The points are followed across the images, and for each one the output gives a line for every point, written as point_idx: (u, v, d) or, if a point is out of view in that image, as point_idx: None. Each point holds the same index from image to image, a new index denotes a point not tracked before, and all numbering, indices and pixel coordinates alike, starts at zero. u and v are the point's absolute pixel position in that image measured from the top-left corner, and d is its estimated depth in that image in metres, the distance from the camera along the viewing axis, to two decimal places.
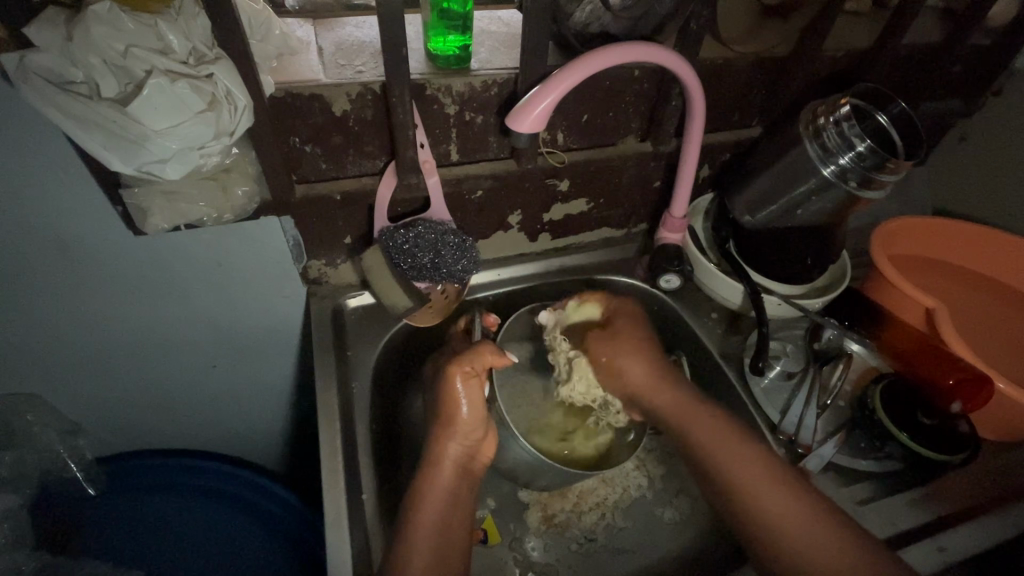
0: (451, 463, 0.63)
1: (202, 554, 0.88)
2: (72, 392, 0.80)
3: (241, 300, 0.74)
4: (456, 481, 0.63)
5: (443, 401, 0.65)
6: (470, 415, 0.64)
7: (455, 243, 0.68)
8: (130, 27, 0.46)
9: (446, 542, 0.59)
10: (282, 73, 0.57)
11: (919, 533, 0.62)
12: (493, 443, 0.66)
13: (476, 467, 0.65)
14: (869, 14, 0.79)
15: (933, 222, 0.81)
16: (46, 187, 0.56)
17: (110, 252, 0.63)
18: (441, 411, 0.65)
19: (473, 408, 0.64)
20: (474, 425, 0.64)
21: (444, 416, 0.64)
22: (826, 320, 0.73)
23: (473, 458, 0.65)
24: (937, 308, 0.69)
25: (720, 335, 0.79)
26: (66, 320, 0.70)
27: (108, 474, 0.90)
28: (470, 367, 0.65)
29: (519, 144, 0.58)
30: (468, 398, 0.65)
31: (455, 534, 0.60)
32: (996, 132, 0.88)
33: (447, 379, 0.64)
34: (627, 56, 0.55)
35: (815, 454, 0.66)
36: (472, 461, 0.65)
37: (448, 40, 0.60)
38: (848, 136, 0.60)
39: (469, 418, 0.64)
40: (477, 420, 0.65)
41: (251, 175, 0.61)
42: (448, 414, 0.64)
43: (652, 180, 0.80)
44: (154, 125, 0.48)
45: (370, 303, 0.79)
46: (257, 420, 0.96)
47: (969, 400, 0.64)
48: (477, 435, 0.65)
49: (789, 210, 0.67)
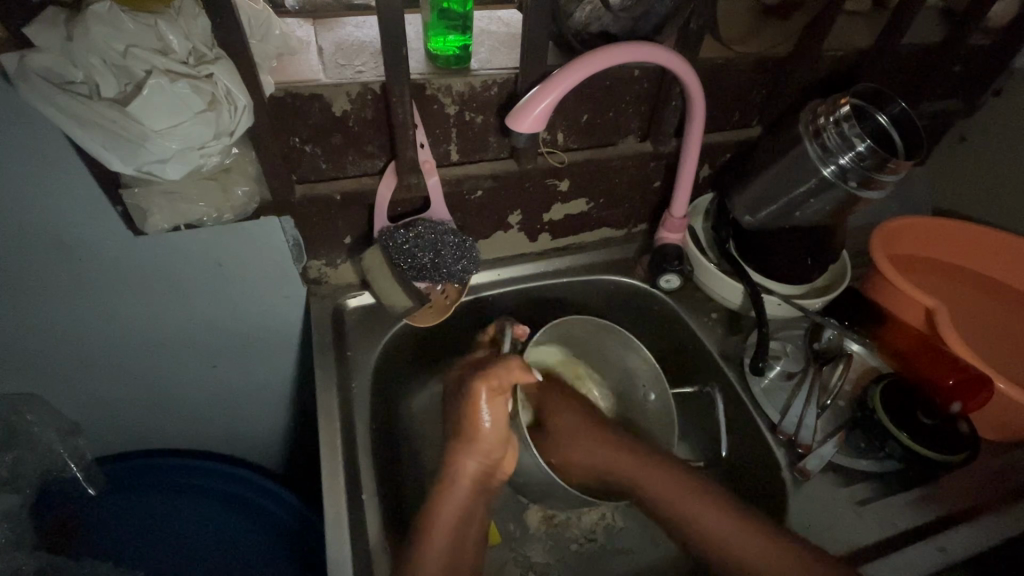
0: (469, 481, 0.63)
1: (203, 553, 0.89)
2: (73, 392, 0.80)
3: (241, 301, 0.74)
4: (473, 496, 0.63)
5: (467, 415, 0.64)
6: (493, 431, 0.63)
7: (455, 243, 0.68)
8: (130, 27, 0.46)
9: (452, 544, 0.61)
10: (281, 73, 0.57)
11: (918, 533, 0.62)
12: (515, 460, 0.65)
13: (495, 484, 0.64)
14: (869, 14, 0.79)
15: (933, 221, 0.82)
16: (45, 187, 0.56)
17: (109, 252, 0.63)
18: (462, 427, 0.64)
19: (494, 427, 0.63)
20: (499, 450, 0.63)
21: (463, 433, 0.63)
22: (826, 319, 0.73)
23: (493, 474, 0.64)
24: (937, 309, 0.69)
25: (720, 335, 0.79)
26: (65, 320, 0.70)
27: (108, 474, 0.89)
28: (497, 383, 0.63)
29: (519, 144, 0.57)
30: (492, 414, 0.63)
31: (461, 534, 0.61)
32: (996, 132, 0.88)
33: (471, 395, 0.63)
34: (627, 56, 0.55)
35: (814, 454, 0.66)
36: (490, 478, 0.64)
37: (449, 40, 0.60)
38: (848, 136, 0.60)
39: (491, 437, 0.63)
40: (499, 439, 0.63)
41: (251, 175, 0.62)
42: (470, 431, 0.63)
43: (652, 180, 0.80)
44: (153, 125, 0.48)
45: (370, 303, 0.79)
46: (258, 420, 0.96)
47: (968, 400, 0.64)
48: (497, 454, 0.63)
49: (790, 209, 0.67)
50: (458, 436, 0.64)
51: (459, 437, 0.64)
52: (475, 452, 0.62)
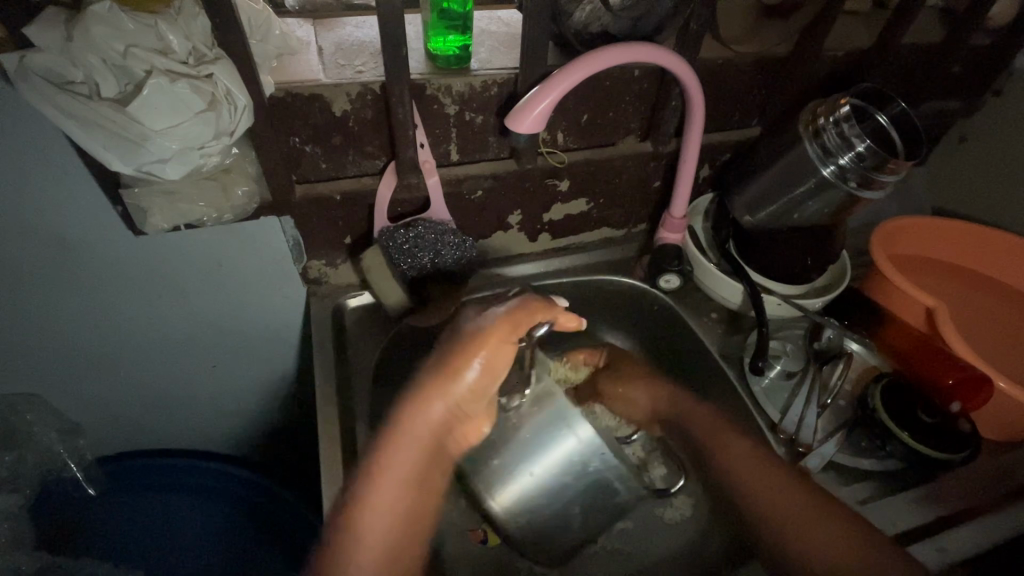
0: (421, 435, 0.57)
1: (201, 554, 0.89)
2: (73, 392, 0.80)
3: (242, 300, 0.74)
4: (422, 457, 0.57)
5: (456, 353, 0.56)
6: (475, 380, 0.55)
7: (455, 243, 0.69)
8: (130, 27, 0.46)
9: (403, 516, 0.56)
10: (282, 73, 0.57)
11: (917, 533, 0.62)
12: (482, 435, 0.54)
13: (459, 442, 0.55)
14: (868, 14, 0.79)
15: (933, 221, 0.82)
16: (43, 186, 0.56)
17: (109, 252, 0.63)
18: (443, 358, 0.57)
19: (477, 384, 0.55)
20: (475, 410, 0.54)
21: (443, 372, 0.56)
22: (826, 320, 0.73)
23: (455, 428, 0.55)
24: (938, 309, 0.70)
25: (720, 334, 0.79)
26: (65, 320, 0.70)
27: (107, 473, 0.89)
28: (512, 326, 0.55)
29: (518, 144, 0.57)
30: (484, 361, 0.55)
31: (419, 491, 0.57)
32: (996, 132, 0.88)
33: (479, 337, 0.55)
34: (627, 55, 0.55)
35: (815, 454, 0.66)
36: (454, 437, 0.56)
37: (449, 40, 0.60)
38: (847, 136, 0.60)
39: (469, 395, 0.54)
40: (482, 397, 0.54)
41: (251, 175, 0.62)
42: (454, 371, 0.55)
43: (652, 181, 0.80)
44: (153, 125, 0.48)
45: (370, 303, 0.78)
46: (258, 420, 0.96)
47: (968, 399, 0.64)
48: (472, 412, 0.54)
49: (790, 209, 0.67)
50: (430, 371, 0.57)
51: (432, 373, 0.57)
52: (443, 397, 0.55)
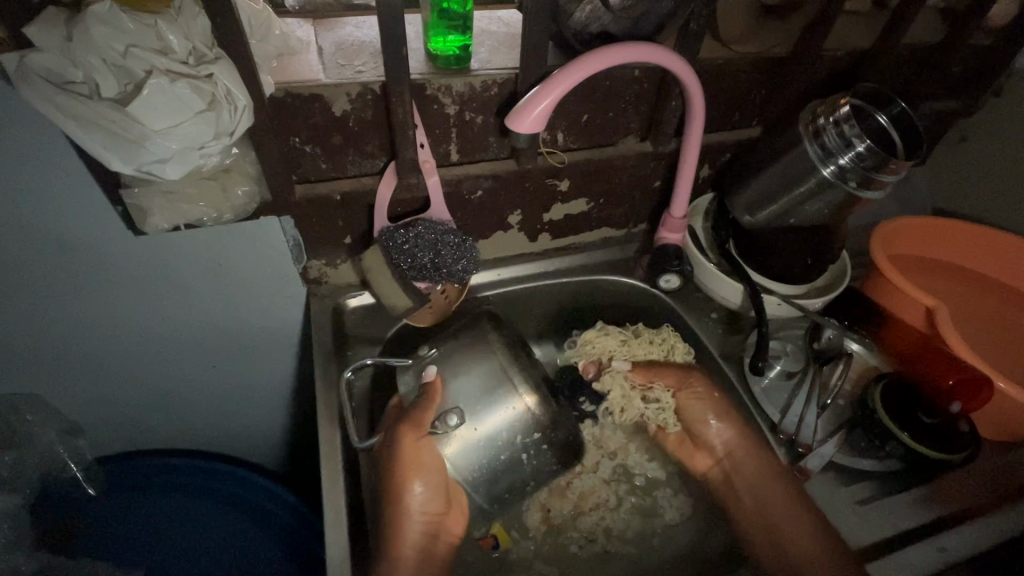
0: (411, 546, 0.61)
1: (205, 554, 0.89)
2: (71, 392, 0.80)
3: (240, 300, 0.74)
4: (425, 552, 0.62)
5: (396, 453, 0.62)
6: (425, 482, 0.61)
7: (455, 243, 0.68)
8: (130, 27, 0.46)
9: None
10: (282, 73, 0.58)
11: (918, 534, 0.62)
12: (458, 518, 0.64)
13: (438, 547, 0.63)
14: (869, 14, 0.79)
15: (932, 221, 0.82)
16: (44, 187, 0.56)
17: (108, 253, 0.63)
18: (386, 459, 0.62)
19: (430, 502, 0.62)
20: (438, 505, 0.62)
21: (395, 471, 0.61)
22: (826, 319, 0.72)
23: (438, 529, 0.63)
24: (937, 308, 0.70)
25: (720, 335, 0.79)
26: (60, 320, 0.69)
27: (107, 473, 0.89)
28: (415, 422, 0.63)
29: (518, 144, 0.57)
30: (420, 460, 0.61)
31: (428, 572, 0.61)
32: (996, 132, 0.88)
33: (397, 437, 0.62)
34: (628, 55, 0.55)
35: (815, 454, 0.66)
36: (437, 540, 0.63)
37: (449, 40, 0.60)
38: (848, 136, 0.60)
39: (427, 500, 0.61)
40: (437, 484, 0.62)
41: (251, 175, 0.61)
42: (398, 481, 0.61)
43: (652, 181, 0.80)
44: (154, 125, 0.48)
45: (370, 302, 0.78)
46: (260, 420, 0.96)
47: (970, 400, 0.62)
48: (441, 511, 0.63)
49: (791, 209, 0.67)
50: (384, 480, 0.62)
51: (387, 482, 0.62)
52: (413, 481, 0.61)
